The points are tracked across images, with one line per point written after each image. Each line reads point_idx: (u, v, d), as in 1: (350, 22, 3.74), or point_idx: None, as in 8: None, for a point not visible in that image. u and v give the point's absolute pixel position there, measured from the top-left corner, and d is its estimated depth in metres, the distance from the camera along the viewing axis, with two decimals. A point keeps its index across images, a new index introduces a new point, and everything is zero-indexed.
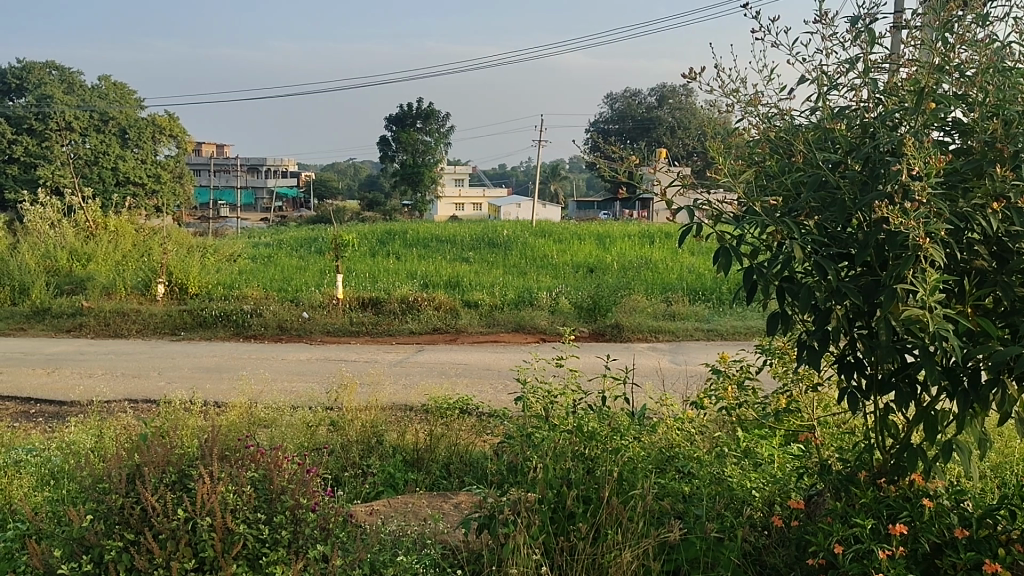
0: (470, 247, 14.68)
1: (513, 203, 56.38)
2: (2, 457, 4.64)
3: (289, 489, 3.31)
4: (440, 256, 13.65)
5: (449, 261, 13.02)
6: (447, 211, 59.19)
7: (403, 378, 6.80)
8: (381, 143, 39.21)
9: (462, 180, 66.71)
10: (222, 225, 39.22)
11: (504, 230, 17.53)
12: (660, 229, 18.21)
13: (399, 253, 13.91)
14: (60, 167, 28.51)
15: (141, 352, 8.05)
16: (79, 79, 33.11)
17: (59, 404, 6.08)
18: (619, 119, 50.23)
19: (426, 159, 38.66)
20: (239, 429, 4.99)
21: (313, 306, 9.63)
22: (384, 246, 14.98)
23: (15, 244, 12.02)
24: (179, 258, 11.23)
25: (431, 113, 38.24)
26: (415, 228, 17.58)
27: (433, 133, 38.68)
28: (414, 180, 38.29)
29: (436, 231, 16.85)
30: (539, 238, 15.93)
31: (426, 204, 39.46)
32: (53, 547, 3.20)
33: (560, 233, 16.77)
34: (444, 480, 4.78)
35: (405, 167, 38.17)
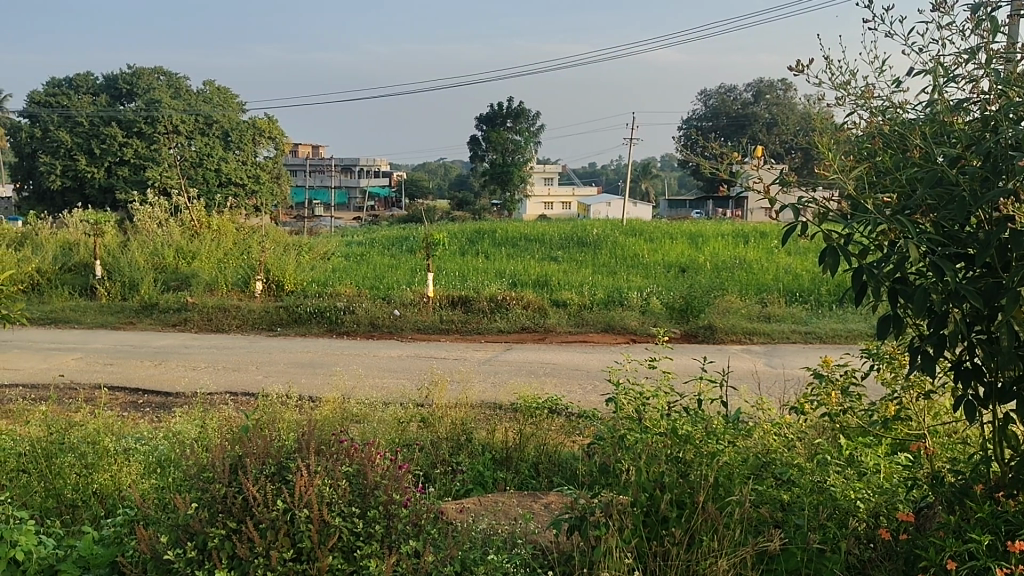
0: (559, 246, 14.65)
1: (601, 202, 56.03)
2: (113, 445, 4.86)
3: (382, 484, 3.35)
4: (529, 255, 13.66)
5: (538, 260, 13.02)
6: (534, 211, 59.32)
7: (492, 376, 6.82)
8: (470, 143, 39.63)
9: (548, 179, 66.71)
10: (315, 224, 40.36)
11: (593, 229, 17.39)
12: (756, 229, 17.76)
13: (488, 253, 14.00)
14: (167, 168, 29.93)
15: (241, 346, 8.34)
16: (184, 84, 34.57)
17: (165, 395, 6.35)
18: (712, 117, 49.28)
19: (514, 159, 38.86)
20: (333, 423, 5.10)
21: (404, 304, 9.77)
22: (473, 245, 15.13)
23: (126, 242, 12.66)
24: (276, 256, 11.59)
25: (521, 113, 38.43)
26: (504, 227, 17.67)
27: (523, 132, 38.87)
28: (503, 180, 38.59)
29: (524, 231, 16.89)
30: (629, 237, 15.76)
31: (514, 203, 39.63)
32: (160, 533, 3.32)
33: (651, 233, 16.55)
34: (532, 479, 4.78)
35: (495, 167, 38.48)
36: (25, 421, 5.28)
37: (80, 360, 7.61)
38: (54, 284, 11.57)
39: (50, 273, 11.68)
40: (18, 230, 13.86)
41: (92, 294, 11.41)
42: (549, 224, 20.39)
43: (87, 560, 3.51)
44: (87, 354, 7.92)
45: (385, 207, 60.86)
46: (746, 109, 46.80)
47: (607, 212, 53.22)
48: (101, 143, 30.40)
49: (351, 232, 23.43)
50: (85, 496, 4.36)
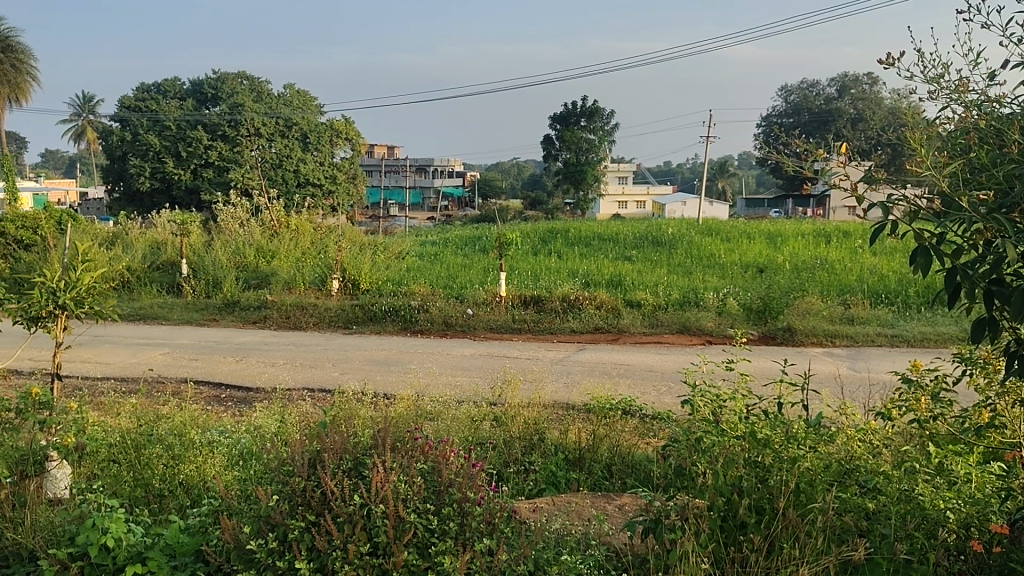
0: (633, 246, 14.51)
1: (676, 201, 55.29)
2: (198, 437, 5.03)
3: (456, 482, 3.38)
4: (602, 255, 13.56)
5: (611, 260, 12.92)
6: (607, 210, 58.95)
7: (565, 377, 6.79)
8: (544, 142, 39.65)
9: (622, 177, 66.19)
10: (390, 224, 41.00)
11: (668, 228, 17.14)
12: (839, 228, 17.22)
13: (561, 252, 13.97)
14: (249, 170, 30.86)
15: (318, 344, 8.53)
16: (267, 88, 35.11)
17: (246, 390, 6.54)
18: (794, 113, 48.08)
19: (587, 159, 38.69)
20: (407, 420, 5.16)
21: (477, 304, 9.81)
22: (546, 244, 15.11)
23: (210, 242, 13.10)
24: (352, 255, 11.81)
25: (596, 112, 38.32)
26: (577, 226, 17.56)
27: (597, 131, 38.72)
28: (577, 179, 38.49)
29: (598, 230, 16.79)
30: (705, 237, 15.48)
31: (588, 203, 39.45)
32: (243, 524, 3.42)
33: (728, 232, 16.24)
34: (605, 481, 4.75)
35: (569, 167, 38.44)
36: (116, 412, 5.52)
37: (167, 355, 7.90)
38: (143, 281, 12.03)
39: (139, 271, 12.15)
40: (110, 230, 14.45)
41: (178, 291, 11.82)
42: (621, 224, 20.23)
43: (174, 548, 3.64)
44: (174, 349, 8.21)
45: (458, 207, 61.36)
46: (829, 105, 45.50)
47: (683, 211, 52.41)
48: (186, 146, 31.52)
49: (425, 231, 23.61)
50: (171, 486, 4.52)
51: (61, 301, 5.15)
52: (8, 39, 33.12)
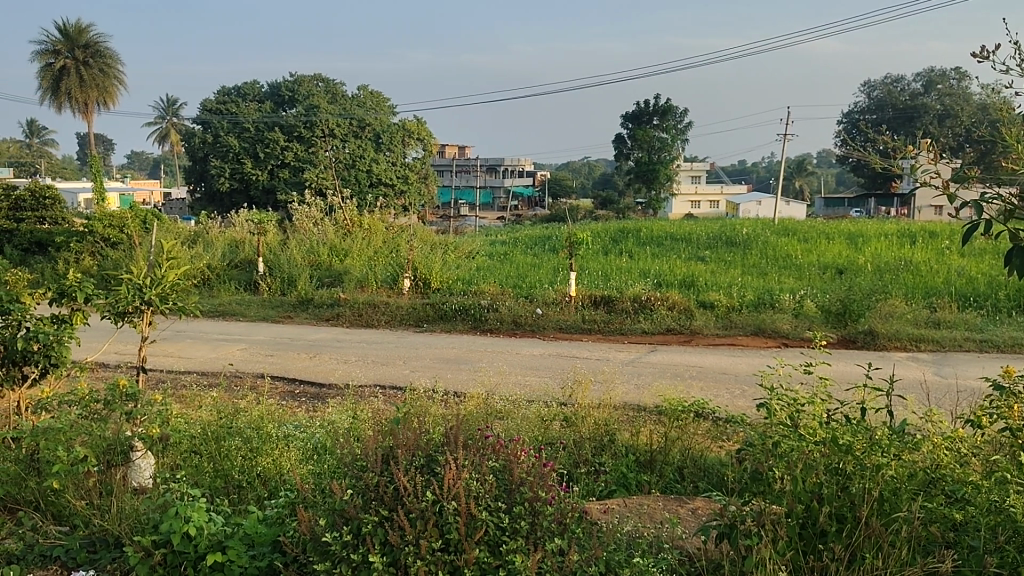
0: (707, 246, 14.30)
1: (750, 201, 54.18)
2: (274, 431, 5.17)
3: (528, 481, 3.38)
4: (675, 255, 13.40)
5: (684, 261, 12.75)
6: (679, 211, 58.15)
7: (636, 378, 6.75)
8: (616, 141, 39.58)
9: (693, 177, 65.23)
10: (459, 224, 41.32)
11: (742, 228, 16.80)
12: (925, 228, 16.64)
13: (632, 252, 13.86)
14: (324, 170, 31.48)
15: (390, 341, 8.65)
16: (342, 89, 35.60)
17: (319, 385, 6.67)
18: (877, 110, 46.66)
19: (658, 158, 38.23)
20: (478, 417, 5.18)
21: (547, 303, 9.79)
22: (617, 244, 14.99)
23: (286, 240, 13.43)
24: (423, 255, 11.93)
25: (669, 110, 38.12)
26: (649, 226, 17.40)
27: (671, 129, 38.44)
28: (649, 178, 38.14)
29: (670, 230, 16.60)
30: (781, 236, 15.15)
31: (660, 202, 39.00)
32: (319, 516, 3.48)
33: (806, 232, 15.87)
34: (677, 484, 4.69)
35: (640, 166, 38.14)
36: (198, 405, 5.70)
37: (244, 350, 8.11)
38: (222, 279, 12.39)
39: (218, 269, 12.52)
40: (192, 229, 14.93)
41: (255, 288, 12.12)
42: (694, 223, 19.95)
43: (253, 537, 3.73)
44: (251, 345, 8.43)
45: (526, 207, 61.44)
46: (916, 101, 44.03)
47: (756, 211, 51.32)
48: (264, 147, 32.37)
49: (496, 231, 23.68)
50: (250, 478, 4.63)
51: (147, 297, 5.31)
52: (97, 44, 34.50)
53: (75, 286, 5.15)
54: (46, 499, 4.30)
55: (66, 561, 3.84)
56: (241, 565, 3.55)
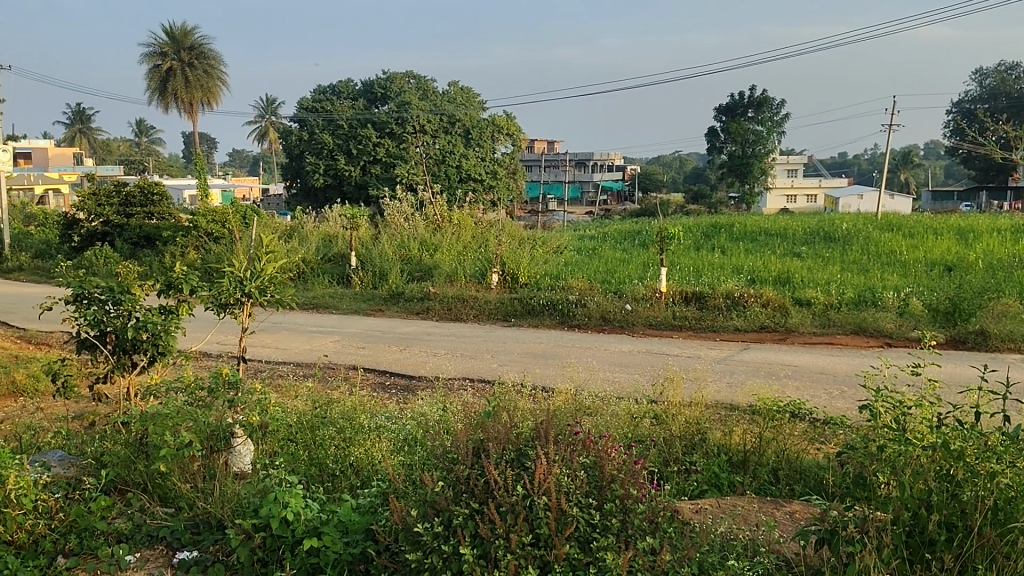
0: (804, 241, 13.88)
1: (849, 195, 52.22)
2: (367, 422, 5.29)
3: (619, 478, 3.35)
4: (770, 251, 13.06)
5: (780, 256, 12.41)
6: (774, 205, 56.55)
7: (729, 376, 6.59)
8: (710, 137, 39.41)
9: (788, 170, 63.28)
10: (547, 220, 41.26)
11: (843, 224, 16.18)
12: None
13: (725, 247, 13.58)
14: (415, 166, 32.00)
15: (478, 335, 8.71)
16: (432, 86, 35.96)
17: (409, 377, 6.79)
18: (989, 99, 44.37)
19: (753, 150, 37.46)
20: (567, 413, 5.16)
21: (636, 299, 9.67)
22: (709, 239, 14.70)
23: (377, 235, 13.70)
24: (512, 250, 11.96)
25: (765, 102, 37.66)
26: (742, 220, 17.01)
27: (767, 121, 37.75)
28: (743, 172, 37.42)
29: (765, 224, 16.17)
30: (885, 232, 14.57)
31: (754, 196, 38.00)
32: (410, 507, 3.53)
33: (912, 227, 15.22)
34: (771, 485, 4.57)
35: (734, 160, 37.54)
36: (295, 395, 5.89)
37: (337, 342, 8.32)
38: (317, 272, 12.74)
39: (313, 263, 12.87)
40: (289, 224, 15.39)
41: (348, 282, 12.41)
42: (793, 217, 19.37)
43: (347, 525, 3.81)
44: (344, 337, 8.63)
45: (614, 201, 60.92)
46: None
47: (856, 204, 49.32)
48: (357, 144, 33.11)
49: (585, 226, 23.64)
50: (343, 467, 4.73)
51: (247, 289, 5.51)
52: (202, 47, 35.91)
53: (181, 278, 5.37)
54: (153, 481, 4.49)
55: (171, 542, 4.01)
56: (336, 551, 3.62)
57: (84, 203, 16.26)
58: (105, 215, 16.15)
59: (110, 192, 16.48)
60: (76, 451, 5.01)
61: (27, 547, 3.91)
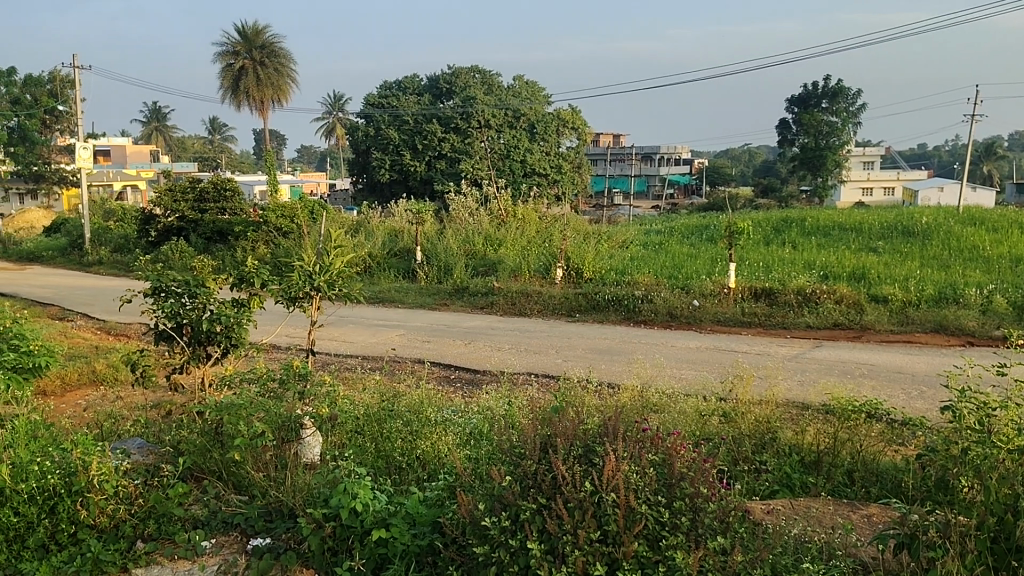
0: (880, 237, 13.46)
1: (926, 187, 50.40)
2: (433, 416, 5.33)
3: (688, 476, 3.28)
4: (844, 246, 12.71)
5: (855, 252, 12.06)
6: (849, 198, 54.98)
7: (800, 374, 6.44)
8: (782, 127, 38.95)
9: (861, 162, 61.46)
10: (610, 214, 40.99)
11: (923, 218, 15.61)
12: None
13: (796, 242, 13.27)
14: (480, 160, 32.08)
15: (543, 330, 8.71)
16: (497, 81, 36.06)
17: (474, 372, 6.82)
18: None
19: (826, 143, 36.55)
20: (634, 410, 5.11)
21: (704, 295, 9.52)
22: (780, 234, 14.38)
23: (442, 229, 13.81)
24: (577, 244, 11.91)
25: (840, 92, 36.60)
26: (815, 215, 16.61)
27: (841, 112, 36.84)
28: (815, 165, 36.46)
29: (839, 219, 15.72)
30: (969, 226, 14.00)
31: (827, 189, 36.68)
32: (477, 501, 3.54)
33: (998, 221, 14.60)
34: (845, 488, 4.44)
35: (807, 152, 36.53)
36: (362, 388, 5.97)
37: (403, 336, 8.41)
38: (382, 267, 12.90)
39: (379, 258, 13.04)
40: (355, 219, 15.62)
41: (413, 277, 12.56)
42: (871, 212, 18.75)
43: (414, 517, 3.84)
44: (409, 331, 8.71)
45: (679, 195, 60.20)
46: None
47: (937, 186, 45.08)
48: (423, 138, 33.42)
49: (652, 221, 23.32)
50: (410, 460, 4.77)
51: (316, 283, 5.57)
52: (272, 45, 36.71)
53: (252, 272, 5.53)
54: (228, 469, 4.60)
55: (245, 529, 4.11)
56: (404, 542, 3.65)
57: (161, 199, 16.81)
58: (181, 211, 16.65)
59: (185, 188, 16.98)
60: (154, 440, 5.16)
61: (108, 530, 4.03)
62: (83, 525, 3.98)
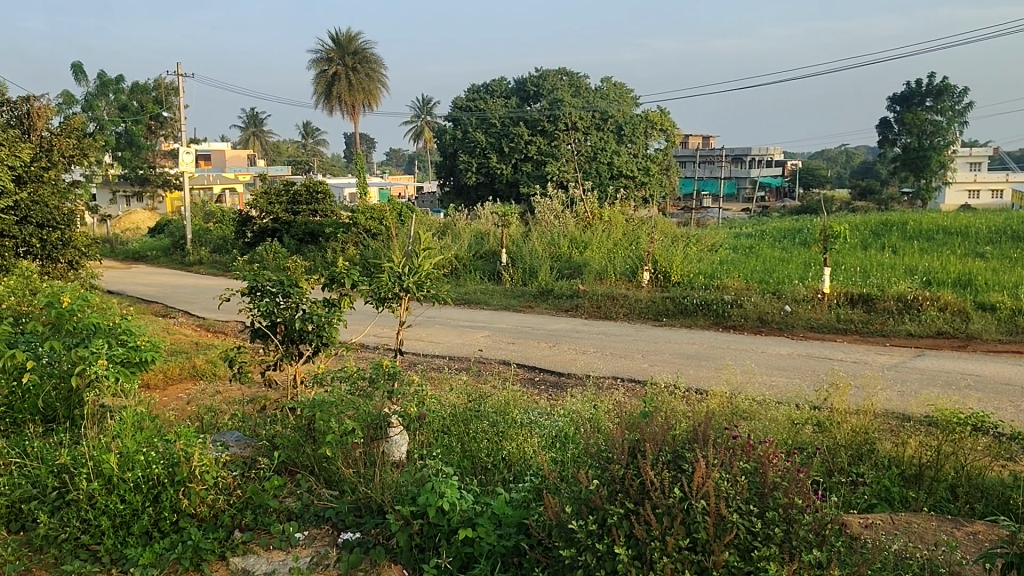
0: (989, 241, 12.83)
1: None
2: (519, 418, 5.35)
3: (782, 486, 3.18)
4: (949, 250, 12.17)
5: (960, 257, 11.53)
6: (954, 200, 52.76)
7: (900, 384, 6.19)
8: (883, 126, 37.39)
9: (967, 163, 58.68)
10: (699, 217, 40.29)
11: None
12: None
13: (896, 246, 12.80)
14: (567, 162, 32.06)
15: (628, 334, 8.63)
16: (585, 82, 35.80)
17: (559, 374, 6.81)
18: None
19: (931, 143, 35.10)
20: (723, 416, 5.00)
21: (796, 300, 9.26)
22: (879, 238, 13.88)
23: (528, 231, 13.87)
24: (664, 248, 11.76)
25: (946, 90, 35.32)
26: (918, 218, 15.98)
27: (947, 111, 35.38)
28: (919, 166, 35.04)
29: (944, 222, 15.05)
30: None
31: (932, 191, 35.38)
32: (564, 503, 3.52)
33: None
34: (948, 503, 4.24)
35: (910, 152, 35.20)
36: (448, 388, 6.04)
37: (488, 337, 8.48)
38: (468, 269, 13.04)
39: (465, 259, 13.18)
40: (442, 221, 15.83)
41: (498, 279, 12.65)
42: (979, 215, 17.92)
43: (500, 517, 3.84)
44: (494, 332, 8.77)
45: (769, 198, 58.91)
46: None
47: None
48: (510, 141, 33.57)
49: (742, 223, 22.87)
50: (496, 461, 4.78)
51: (405, 285, 5.64)
52: (364, 51, 37.57)
53: (343, 273, 5.64)
54: (320, 464, 4.71)
55: (336, 523, 4.21)
56: (490, 542, 3.66)
57: (257, 202, 17.42)
58: (275, 213, 17.19)
59: (279, 190, 17.54)
60: (251, 434, 5.34)
61: (207, 520, 4.16)
62: (185, 514, 4.13)
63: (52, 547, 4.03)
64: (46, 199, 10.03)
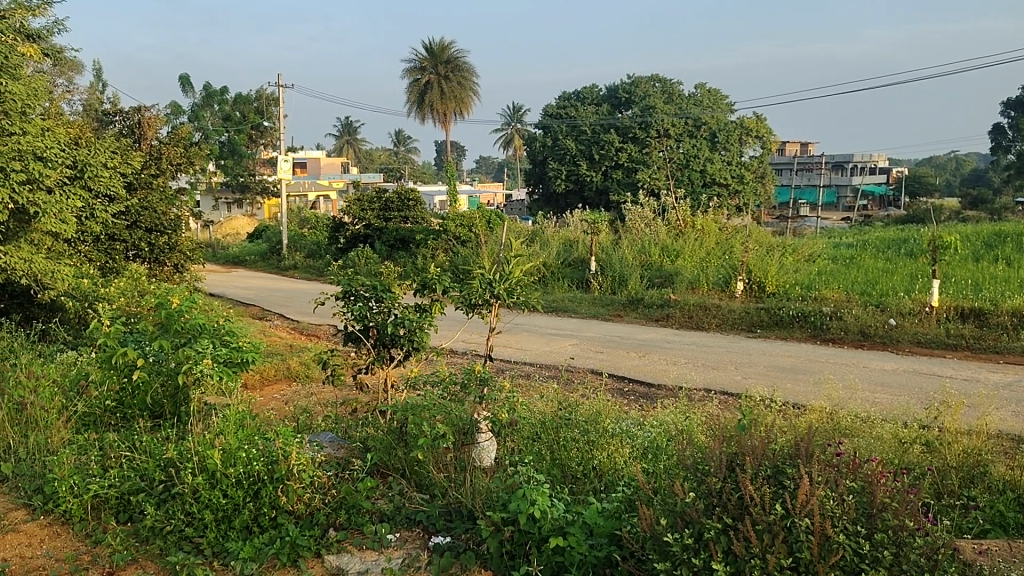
0: None
1: None
2: (611, 427, 5.28)
3: (892, 507, 3.04)
4: None
5: None
6: None
7: (1016, 404, 5.86)
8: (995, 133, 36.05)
9: None
10: (794, 225, 39.20)
11: None
12: None
13: (1011, 258, 12.17)
14: (659, 170, 31.81)
15: (722, 345, 8.47)
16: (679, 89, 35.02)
17: (649, 385, 6.72)
18: None
19: None
20: (823, 431, 4.83)
21: (901, 313, 8.90)
22: (993, 249, 13.21)
23: (618, 239, 13.79)
24: (759, 257, 11.48)
25: None
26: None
27: None
28: None
29: None
30: None
31: None
32: (659, 515, 3.44)
33: None
34: None
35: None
36: (538, 396, 6.03)
37: (576, 345, 8.44)
38: (557, 276, 13.06)
39: (555, 267, 13.19)
40: (531, 228, 15.90)
41: (587, 287, 12.60)
42: None
43: (592, 527, 3.76)
44: (582, 341, 8.72)
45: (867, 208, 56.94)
46: None
47: None
48: (601, 149, 33.55)
49: (841, 233, 22.23)
50: (586, 470, 4.74)
51: (496, 291, 5.66)
52: (457, 60, 38.10)
53: (436, 279, 5.67)
54: (411, 467, 4.75)
55: (427, 526, 4.24)
56: (581, 552, 3.59)
57: (350, 208, 17.87)
58: (368, 219, 17.60)
59: (371, 197, 17.94)
60: (343, 435, 5.43)
61: (304, 517, 4.26)
62: (283, 510, 4.23)
63: (158, 539, 4.19)
64: (155, 204, 10.51)
